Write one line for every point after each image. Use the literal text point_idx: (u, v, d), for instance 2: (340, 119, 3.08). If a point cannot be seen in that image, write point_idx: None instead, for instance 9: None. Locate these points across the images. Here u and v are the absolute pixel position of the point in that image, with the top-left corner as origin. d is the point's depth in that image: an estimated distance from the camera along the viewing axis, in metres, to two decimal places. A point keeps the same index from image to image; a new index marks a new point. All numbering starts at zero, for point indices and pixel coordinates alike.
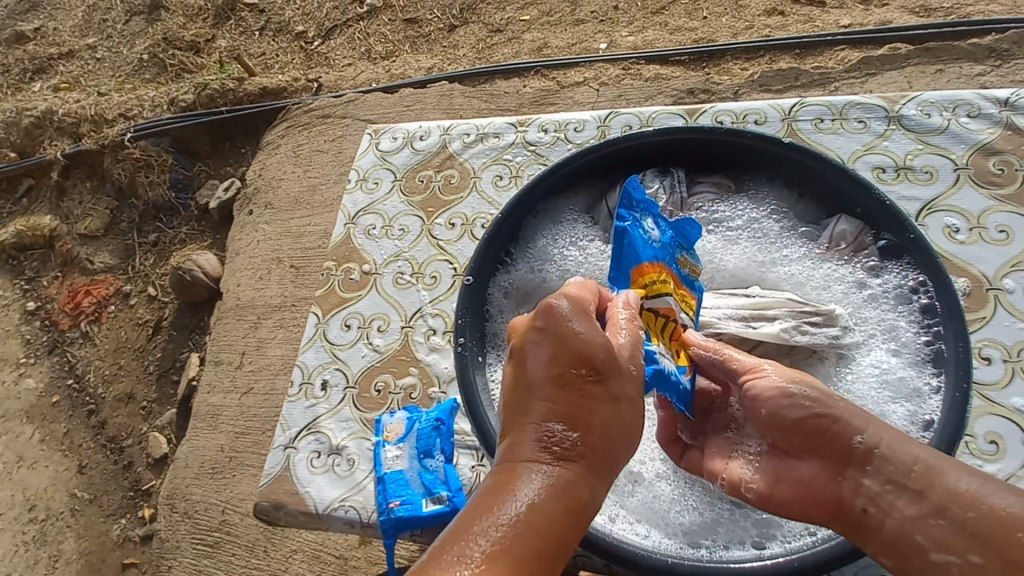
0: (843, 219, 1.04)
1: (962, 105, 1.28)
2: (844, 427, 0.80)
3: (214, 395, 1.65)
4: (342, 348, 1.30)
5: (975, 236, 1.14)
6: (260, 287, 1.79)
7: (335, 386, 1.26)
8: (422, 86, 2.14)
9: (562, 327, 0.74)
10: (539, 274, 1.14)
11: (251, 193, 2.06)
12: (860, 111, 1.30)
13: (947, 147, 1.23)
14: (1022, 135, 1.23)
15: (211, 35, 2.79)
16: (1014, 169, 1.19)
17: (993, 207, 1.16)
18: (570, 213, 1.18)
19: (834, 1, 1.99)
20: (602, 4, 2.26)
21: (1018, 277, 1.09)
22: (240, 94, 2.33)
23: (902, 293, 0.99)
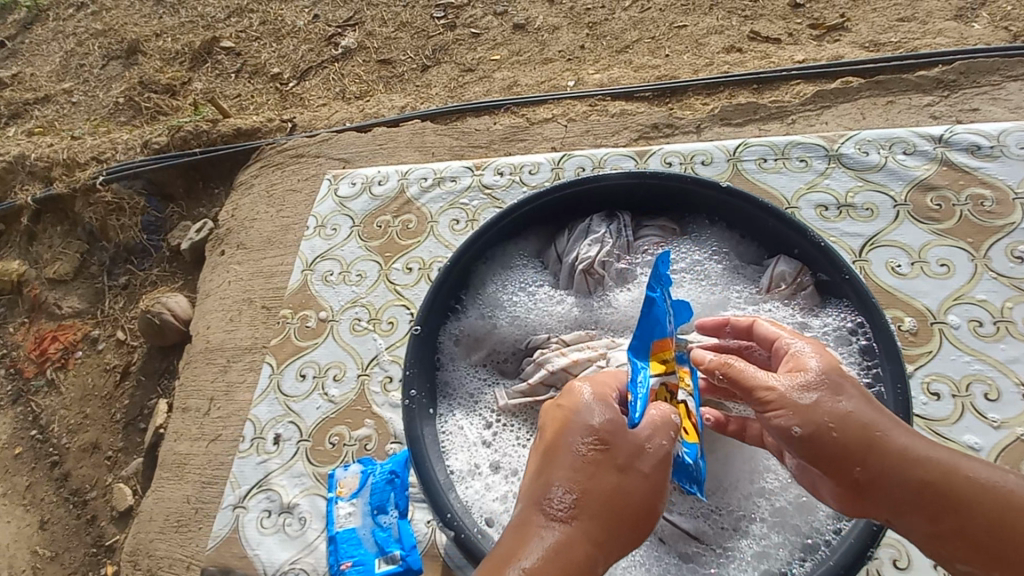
0: (782, 260, 1.05)
1: (898, 143, 1.33)
2: (842, 460, 0.67)
3: (181, 443, 1.60)
4: (296, 400, 1.28)
5: (917, 270, 1.17)
6: (230, 329, 1.77)
7: (288, 440, 1.24)
8: (394, 125, 2.17)
9: (578, 402, 0.74)
10: (488, 321, 1.14)
11: (224, 234, 2.06)
12: (801, 150, 1.36)
13: (886, 184, 1.28)
14: (958, 171, 1.28)
15: (187, 78, 2.82)
16: (951, 204, 1.23)
17: (932, 242, 1.19)
18: (519, 259, 1.20)
19: (789, 38, 2.09)
20: (570, 43, 2.34)
21: (961, 311, 1.11)
22: (213, 136, 2.34)
23: (843, 334, 0.98)
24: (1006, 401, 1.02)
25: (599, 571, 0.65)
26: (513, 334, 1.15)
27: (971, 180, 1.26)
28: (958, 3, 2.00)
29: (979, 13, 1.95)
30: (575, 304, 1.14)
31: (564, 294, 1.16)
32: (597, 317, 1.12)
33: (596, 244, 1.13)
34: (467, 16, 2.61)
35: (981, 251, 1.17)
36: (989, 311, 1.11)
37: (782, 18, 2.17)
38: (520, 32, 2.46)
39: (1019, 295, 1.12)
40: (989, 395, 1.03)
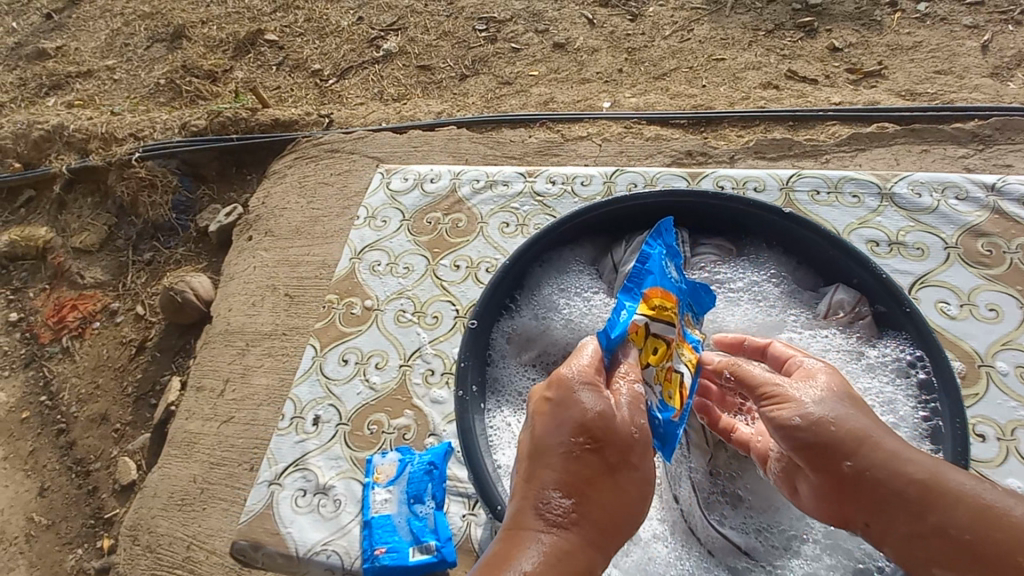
0: (841, 289, 1.07)
1: (951, 188, 1.34)
2: (831, 451, 0.74)
3: (192, 421, 1.61)
4: (337, 384, 1.29)
5: (966, 312, 1.17)
6: (251, 313, 1.79)
7: (328, 422, 1.24)
8: (431, 129, 2.21)
9: (565, 393, 0.73)
10: (543, 322, 1.16)
11: (253, 219, 2.09)
12: (854, 186, 1.37)
13: (937, 227, 1.29)
14: (1010, 220, 1.29)
15: (229, 66, 2.88)
16: (1002, 252, 1.24)
17: (982, 286, 1.20)
18: (575, 264, 1.22)
19: (825, 80, 2.12)
20: (608, 66, 2.38)
21: (1008, 356, 1.11)
22: (251, 124, 2.40)
23: (900, 366, 1.00)
24: None
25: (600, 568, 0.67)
26: (566, 336, 1.16)
27: (1022, 230, 1.27)
28: (995, 61, 2.03)
29: (1016, 72, 1.97)
30: None
31: (618, 302, 1.17)
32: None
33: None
34: (508, 31, 2.66)
35: None
36: None
37: (819, 60, 2.20)
38: (559, 52, 2.51)
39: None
40: None
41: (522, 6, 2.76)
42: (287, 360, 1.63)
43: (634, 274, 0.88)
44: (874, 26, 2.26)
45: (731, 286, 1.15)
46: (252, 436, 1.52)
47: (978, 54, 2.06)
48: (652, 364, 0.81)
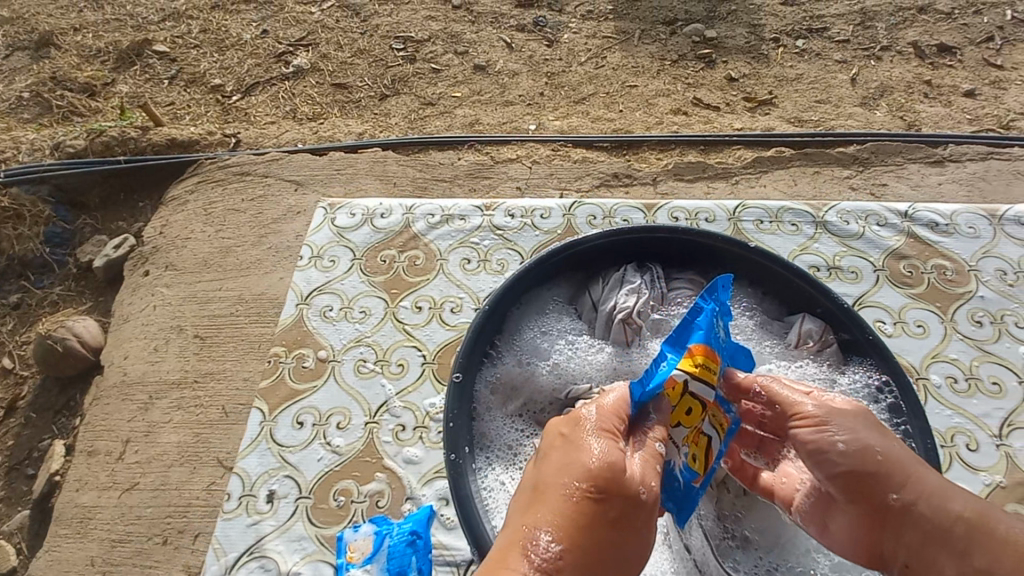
0: (808, 319, 1.14)
1: (872, 216, 1.51)
2: (881, 484, 0.80)
3: (85, 493, 1.38)
4: (293, 451, 1.19)
5: (899, 329, 1.31)
6: (153, 361, 1.57)
7: (283, 497, 1.14)
8: (353, 150, 2.10)
9: (578, 438, 0.77)
10: (527, 369, 1.14)
11: (149, 252, 1.85)
12: (792, 216, 1.50)
13: (866, 251, 1.44)
14: (922, 243, 1.46)
15: (110, 79, 2.57)
16: (920, 272, 1.41)
17: (909, 304, 1.35)
18: (554, 306, 1.22)
19: (726, 106, 2.31)
20: (529, 89, 2.43)
21: (938, 368, 1.26)
22: (142, 144, 2.15)
23: (871, 392, 1.06)
24: (983, 451, 1.16)
25: None
26: (552, 383, 1.15)
27: (933, 252, 1.45)
28: (862, 93, 2.33)
29: (879, 102, 2.28)
30: (614, 352, 1.17)
31: (602, 342, 1.18)
32: (635, 366, 1.16)
33: (633, 294, 1.16)
34: (426, 52, 2.63)
35: (949, 314, 1.34)
36: (960, 368, 1.26)
37: (719, 89, 2.39)
38: (480, 73, 2.52)
39: (984, 355, 1.28)
40: (970, 445, 1.16)
41: (439, 27, 2.74)
42: (200, 412, 1.45)
43: (682, 331, 0.88)
44: (763, 59, 2.51)
45: None
46: (162, 503, 1.32)
47: (848, 87, 2.36)
48: (682, 425, 0.82)
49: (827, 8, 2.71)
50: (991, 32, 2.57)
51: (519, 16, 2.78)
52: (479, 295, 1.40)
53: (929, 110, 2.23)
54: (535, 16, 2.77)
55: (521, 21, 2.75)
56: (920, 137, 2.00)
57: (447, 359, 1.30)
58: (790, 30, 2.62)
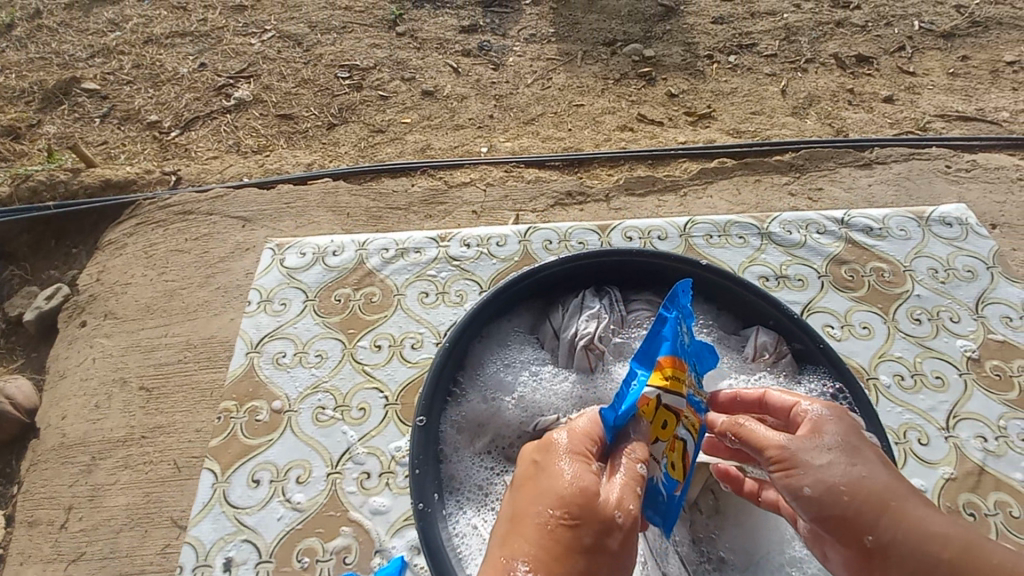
0: (762, 331, 1.18)
1: (812, 225, 1.59)
2: (852, 527, 0.70)
3: (27, 569, 1.27)
4: (250, 513, 1.13)
5: (847, 332, 1.37)
6: (96, 418, 1.46)
7: (243, 563, 1.07)
8: (302, 183, 2.05)
9: (550, 464, 0.76)
10: (493, 404, 1.13)
11: (86, 301, 1.74)
12: (739, 229, 1.56)
13: (809, 258, 1.51)
14: (860, 247, 1.55)
15: (35, 120, 2.43)
16: (860, 275, 1.48)
17: (854, 307, 1.42)
18: (515, 337, 1.22)
19: (669, 121, 2.40)
20: (479, 112, 2.45)
21: (885, 367, 1.32)
22: (73, 187, 2.04)
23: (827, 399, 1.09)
24: (934, 444, 1.21)
25: None
26: (519, 416, 1.13)
27: (871, 255, 1.53)
28: (792, 103, 2.47)
29: (809, 111, 2.42)
30: (578, 379, 1.17)
31: (566, 371, 1.18)
32: (601, 392, 1.15)
33: (593, 319, 1.17)
34: (373, 79, 2.62)
35: (890, 314, 1.41)
36: (906, 365, 1.32)
37: (662, 105, 2.48)
38: (429, 98, 2.52)
39: (925, 351, 1.35)
40: (922, 440, 1.22)
41: (384, 54, 2.74)
42: (149, 471, 1.35)
43: (648, 345, 0.90)
44: (699, 74, 2.63)
45: None
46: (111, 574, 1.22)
47: (780, 97, 2.50)
48: (661, 439, 0.82)
49: (754, 24, 2.87)
50: (901, 43, 2.78)
51: (464, 41, 2.81)
52: (439, 329, 1.38)
53: (854, 116, 2.39)
54: (480, 41, 2.81)
55: (466, 46, 2.78)
56: (849, 143, 2.13)
57: (410, 398, 1.27)
58: (723, 46, 2.76)
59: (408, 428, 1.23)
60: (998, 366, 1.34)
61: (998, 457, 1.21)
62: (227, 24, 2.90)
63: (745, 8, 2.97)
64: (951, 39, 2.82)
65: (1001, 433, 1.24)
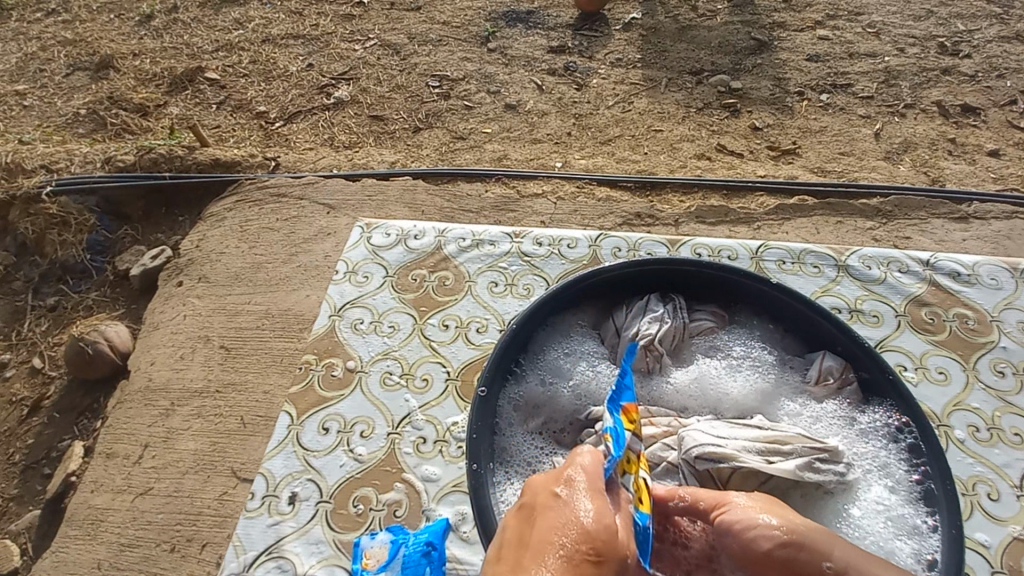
0: (829, 355, 1.19)
1: (893, 262, 1.51)
2: (814, 557, 0.86)
3: (98, 496, 1.40)
4: (317, 456, 1.24)
5: (921, 375, 1.30)
6: (178, 368, 1.61)
7: (306, 500, 1.18)
8: (385, 178, 2.18)
9: (568, 498, 0.80)
10: (551, 389, 1.23)
11: (184, 264, 1.93)
12: (814, 258, 1.51)
13: (887, 295, 1.44)
14: (945, 291, 1.45)
15: (162, 101, 2.74)
16: (942, 319, 1.40)
17: (931, 351, 1.34)
18: (579, 329, 1.31)
19: (749, 154, 2.35)
20: (557, 129, 2.51)
21: (960, 415, 1.24)
22: (187, 162, 2.27)
23: (890, 431, 1.11)
24: (1005, 501, 1.13)
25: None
26: (572, 404, 1.23)
27: (956, 301, 1.44)
28: (885, 147, 2.36)
29: (903, 157, 2.31)
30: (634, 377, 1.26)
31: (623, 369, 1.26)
32: (655, 393, 1.25)
33: (656, 322, 1.25)
34: (460, 90, 2.75)
35: (970, 362, 1.32)
36: (982, 418, 1.24)
37: (743, 137, 2.44)
38: (511, 112, 2.62)
39: (1006, 406, 1.26)
40: (991, 495, 1.14)
41: (474, 67, 2.87)
42: (220, 421, 1.47)
43: (617, 385, 0.96)
44: (787, 110, 2.57)
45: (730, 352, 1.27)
46: (173, 509, 1.34)
47: (872, 140, 2.40)
48: (630, 472, 0.85)
49: (852, 65, 2.78)
50: (1014, 96, 2.60)
51: (551, 61, 2.91)
52: (504, 317, 1.44)
53: (953, 167, 2.25)
54: (566, 62, 2.89)
55: (553, 65, 2.88)
56: (945, 193, 2.01)
57: (470, 376, 1.34)
58: (815, 85, 2.69)
59: (466, 404, 1.30)
60: None
61: None
62: (335, 31, 3.15)
63: (843, 48, 2.88)
64: None
65: None
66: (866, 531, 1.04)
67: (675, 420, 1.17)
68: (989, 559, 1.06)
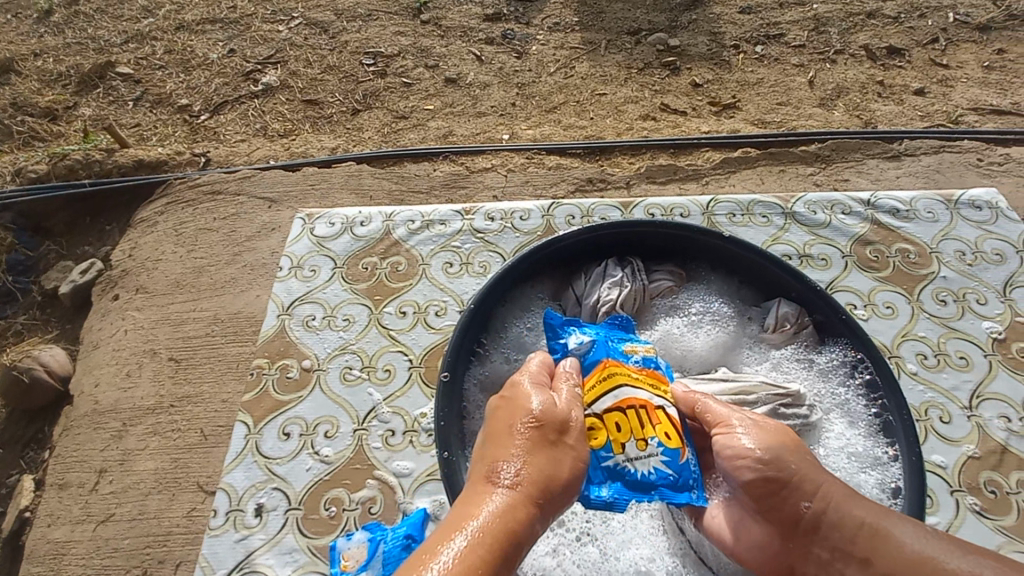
0: (784, 302, 1.23)
1: (837, 205, 1.57)
2: (792, 493, 0.85)
3: (56, 530, 1.32)
4: (280, 463, 1.20)
5: (870, 312, 1.36)
6: (126, 387, 1.52)
7: (273, 510, 1.15)
8: (327, 166, 2.09)
9: (519, 396, 0.92)
10: (514, 365, 1.22)
11: (118, 275, 1.80)
12: (762, 208, 1.55)
13: (833, 238, 1.49)
14: (886, 229, 1.52)
15: (72, 103, 2.51)
16: (885, 256, 1.46)
17: (878, 287, 1.40)
18: (539, 302, 1.31)
19: (692, 111, 2.37)
20: (501, 100, 2.46)
21: (909, 346, 1.31)
22: (108, 166, 2.12)
23: (846, 369, 1.16)
24: (956, 423, 1.21)
25: (533, 523, 0.78)
26: None
27: (897, 237, 1.51)
28: (820, 94, 2.43)
29: (837, 103, 2.38)
30: None
31: None
32: None
33: (615, 286, 1.25)
34: (397, 66, 2.64)
35: (915, 295, 1.40)
36: (929, 346, 1.32)
37: (686, 95, 2.45)
38: (452, 86, 2.54)
39: (950, 331, 1.34)
40: (944, 418, 1.22)
41: (408, 41, 2.75)
42: (177, 437, 1.40)
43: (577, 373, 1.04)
44: (725, 64, 2.59)
45: (690, 310, 1.29)
46: (140, 532, 1.27)
47: (807, 88, 2.46)
48: (626, 440, 0.94)
49: (782, 15, 2.83)
50: (935, 35, 2.71)
51: (488, 29, 2.82)
52: (462, 297, 1.41)
53: (883, 108, 2.34)
54: (503, 30, 2.81)
55: (490, 34, 2.79)
56: (877, 134, 2.10)
57: (434, 362, 1.32)
58: (749, 37, 2.72)
59: (432, 391, 1.28)
60: None
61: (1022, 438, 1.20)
62: (256, 12, 2.94)
63: None
64: (986, 31, 2.74)
65: None
66: (832, 467, 1.09)
67: None
68: (947, 479, 1.14)
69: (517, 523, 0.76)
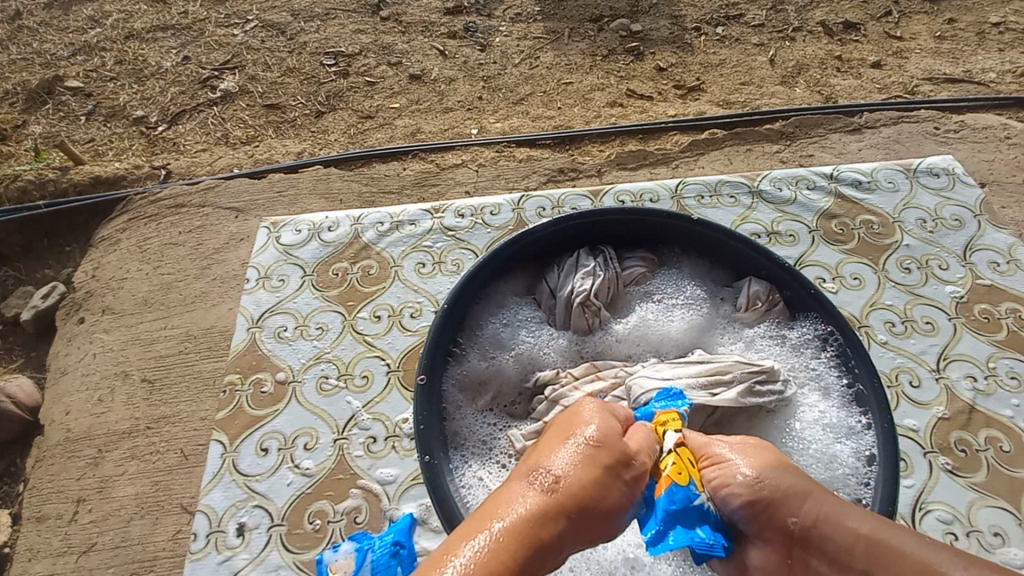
0: (755, 281, 1.25)
1: (801, 181, 1.60)
2: (781, 509, 0.84)
3: (37, 564, 1.27)
4: (260, 479, 1.18)
5: (838, 284, 1.40)
6: (99, 412, 1.47)
7: (256, 528, 1.12)
8: (293, 171, 2.05)
9: (580, 419, 0.95)
10: (493, 362, 1.22)
11: (82, 297, 1.73)
12: (730, 188, 1.57)
13: (799, 214, 1.52)
14: (850, 202, 1.55)
15: (21, 121, 2.40)
16: (850, 229, 1.50)
17: (845, 260, 1.44)
18: (514, 297, 1.31)
19: (658, 95, 2.38)
20: (467, 94, 2.43)
21: (877, 314, 1.35)
22: (63, 185, 2.04)
23: (817, 343, 1.19)
24: (925, 386, 1.25)
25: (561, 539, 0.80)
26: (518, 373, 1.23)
27: (860, 209, 1.54)
28: (781, 72, 2.46)
29: (798, 80, 2.41)
30: (576, 335, 1.27)
31: (563, 327, 1.27)
32: (598, 346, 1.26)
33: (589, 277, 1.25)
34: (359, 65, 2.59)
35: (881, 265, 1.43)
36: (897, 313, 1.35)
37: (651, 79, 2.46)
38: (416, 82, 2.50)
39: (915, 298, 1.38)
40: (914, 382, 1.26)
41: (369, 39, 2.70)
42: (156, 459, 1.36)
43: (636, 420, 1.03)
44: (687, 47, 2.61)
45: (664, 295, 1.30)
46: (124, 559, 1.24)
47: (768, 67, 2.49)
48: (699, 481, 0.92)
49: None
50: (888, 8, 2.77)
51: (449, 23, 2.78)
52: (437, 297, 1.40)
53: (843, 83, 2.38)
54: (465, 23, 2.78)
55: (452, 28, 2.76)
56: (838, 109, 2.14)
57: (412, 364, 1.31)
58: (710, 19, 2.74)
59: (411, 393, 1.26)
60: (987, 310, 1.37)
61: (988, 396, 1.24)
62: (208, 16, 2.85)
63: None
64: (937, 2, 2.80)
65: (990, 371, 1.28)
66: (810, 440, 1.12)
67: (621, 369, 1.19)
68: (919, 441, 1.18)
69: (542, 530, 0.79)
